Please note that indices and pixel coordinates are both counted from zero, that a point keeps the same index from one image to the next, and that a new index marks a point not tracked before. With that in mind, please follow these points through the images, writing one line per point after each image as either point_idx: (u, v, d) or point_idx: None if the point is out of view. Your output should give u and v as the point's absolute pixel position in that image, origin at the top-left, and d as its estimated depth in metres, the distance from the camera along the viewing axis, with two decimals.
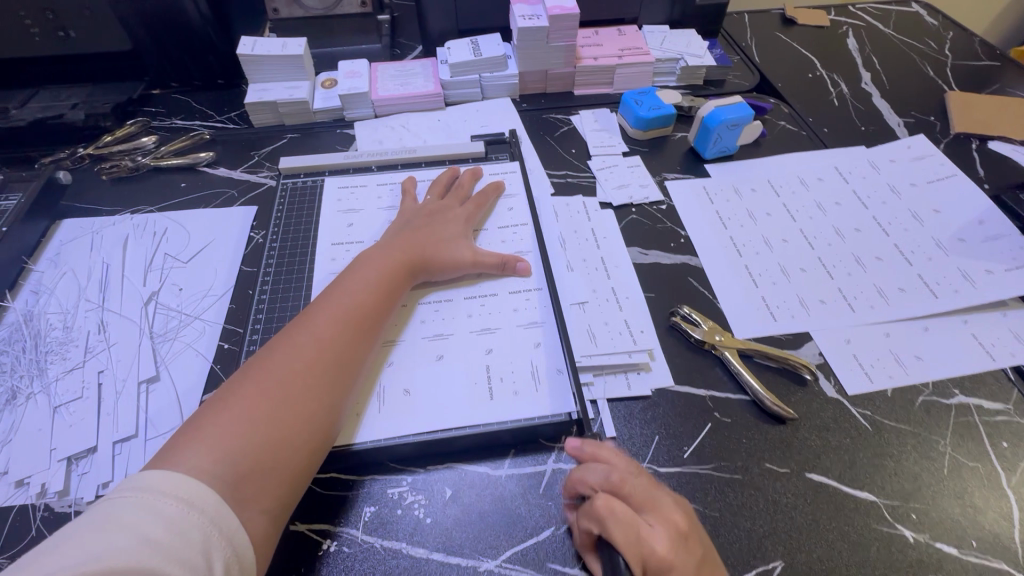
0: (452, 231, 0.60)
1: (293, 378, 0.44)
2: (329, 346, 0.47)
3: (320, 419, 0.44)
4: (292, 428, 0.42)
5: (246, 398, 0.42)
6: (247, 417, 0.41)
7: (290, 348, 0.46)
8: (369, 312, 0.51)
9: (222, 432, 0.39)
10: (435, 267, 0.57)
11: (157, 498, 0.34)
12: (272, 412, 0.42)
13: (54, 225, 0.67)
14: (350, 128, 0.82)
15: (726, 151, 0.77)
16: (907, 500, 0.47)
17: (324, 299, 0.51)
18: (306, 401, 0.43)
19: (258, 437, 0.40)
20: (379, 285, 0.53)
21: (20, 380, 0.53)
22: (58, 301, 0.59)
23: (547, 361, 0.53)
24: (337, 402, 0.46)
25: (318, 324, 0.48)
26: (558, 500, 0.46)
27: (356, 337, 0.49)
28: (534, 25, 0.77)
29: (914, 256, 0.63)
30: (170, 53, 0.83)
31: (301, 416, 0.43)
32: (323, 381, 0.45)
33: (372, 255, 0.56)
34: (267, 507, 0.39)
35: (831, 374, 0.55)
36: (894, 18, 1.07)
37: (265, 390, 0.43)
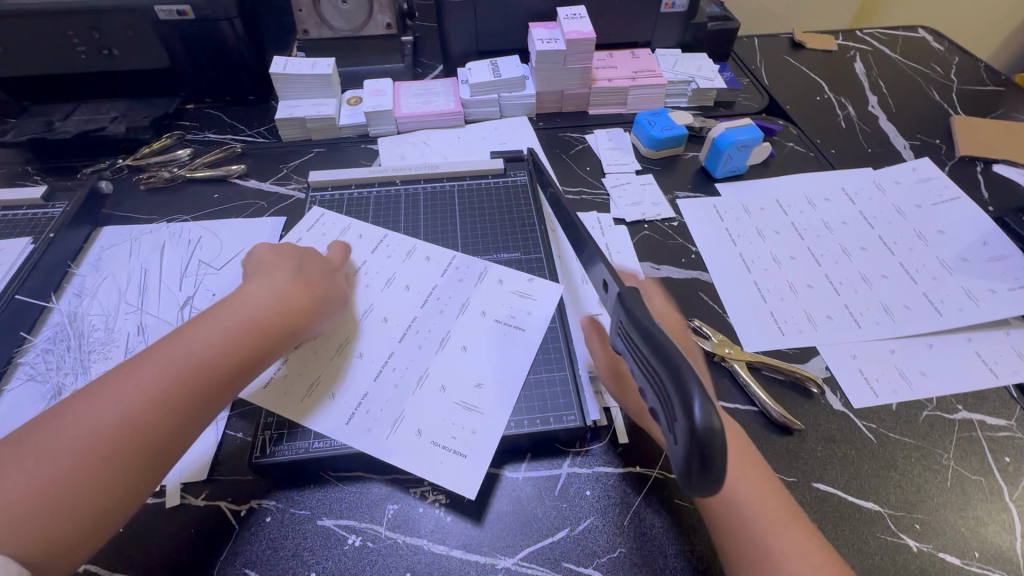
0: (305, 279, 0.55)
1: (122, 431, 0.38)
2: (178, 393, 0.41)
3: (154, 466, 0.39)
4: (104, 487, 0.36)
5: (69, 437, 0.36)
6: (49, 471, 0.35)
7: (130, 385, 0.40)
8: (242, 362, 0.45)
9: (28, 479, 0.34)
10: (310, 326, 0.53)
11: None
12: (80, 468, 0.35)
13: (95, 232, 0.70)
14: (374, 144, 0.85)
15: (736, 171, 0.79)
16: (912, 510, 0.48)
17: (187, 333, 0.45)
18: (150, 445, 0.39)
19: (57, 493, 0.34)
20: (260, 329, 0.47)
21: (65, 377, 0.56)
22: (99, 304, 0.62)
23: (545, 367, 0.56)
24: (169, 462, 0.40)
25: (177, 364, 0.42)
26: (573, 502, 0.48)
27: (209, 393, 0.43)
28: (552, 49, 0.81)
29: (919, 275, 0.65)
30: (205, 70, 0.87)
31: (119, 477, 0.37)
32: (158, 436, 0.39)
33: (249, 294, 0.50)
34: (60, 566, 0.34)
35: (838, 388, 0.56)
36: (901, 43, 1.10)
37: (76, 436, 0.36)
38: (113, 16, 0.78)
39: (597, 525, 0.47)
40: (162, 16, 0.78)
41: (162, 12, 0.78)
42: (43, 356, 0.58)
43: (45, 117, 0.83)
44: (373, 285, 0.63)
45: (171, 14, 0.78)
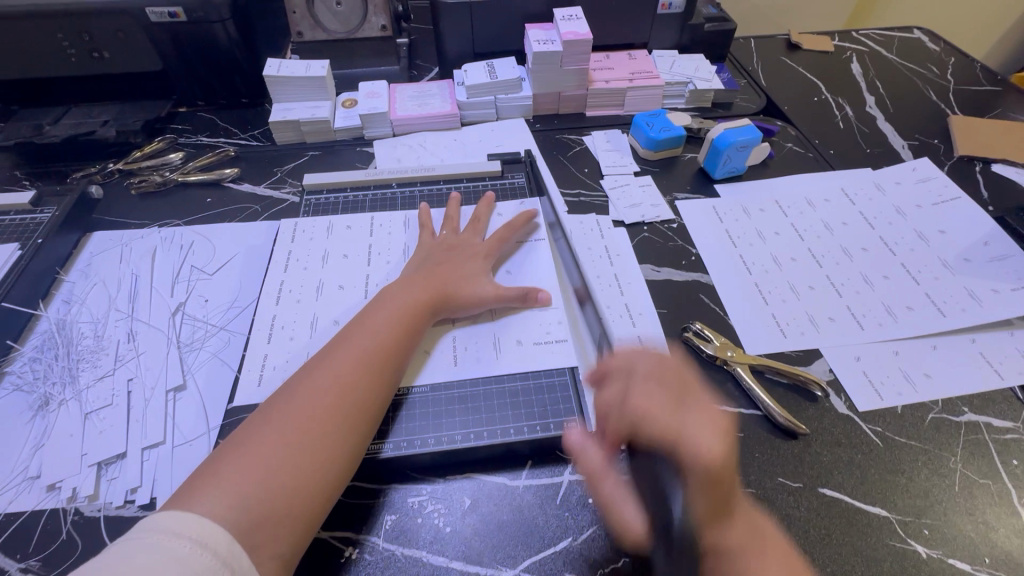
0: (469, 264, 0.62)
1: (312, 425, 0.44)
2: (349, 387, 0.47)
3: (334, 469, 0.43)
4: (308, 476, 0.42)
5: (260, 445, 0.43)
6: (265, 464, 0.41)
7: (309, 388, 0.47)
8: (391, 347, 0.51)
9: (235, 480, 0.40)
10: (461, 301, 0.58)
11: (172, 539, 0.36)
12: (289, 461, 0.42)
13: (85, 237, 0.69)
14: (370, 147, 0.84)
15: (734, 172, 0.79)
16: (920, 515, 0.47)
17: (341, 340, 0.52)
18: (319, 449, 0.43)
19: (275, 483, 0.41)
20: (399, 318, 0.54)
21: (52, 387, 0.54)
22: (88, 311, 0.61)
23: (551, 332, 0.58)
24: (357, 447, 0.45)
25: (336, 365, 0.49)
26: (575, 511, 0.47)
27: (377, 376, 0.49)
28: (549, 50, 0.80)
29: (921, 276, 0.65)
30: (197, 73, 0.86)
31: (320, 463, 0.43)
32: (342, 425, 0.45)
33: (399, 290, 0.57)
34: (278, 552, 0.39)
35: (841, 391, 0.56)
36: (897, 44, 1.10)
37: (287, 434, 0.43)
38: (102, 18, 0.76)
39: (599, 534, 0.46)
40: (153, 18, 0.77)
41: (154, 14, 0.77)
42: (29, 366, 0.56)
43: (33, 121, 0.82)
44: (391, 262, 0.66)
45: (163, 16, 0.77)
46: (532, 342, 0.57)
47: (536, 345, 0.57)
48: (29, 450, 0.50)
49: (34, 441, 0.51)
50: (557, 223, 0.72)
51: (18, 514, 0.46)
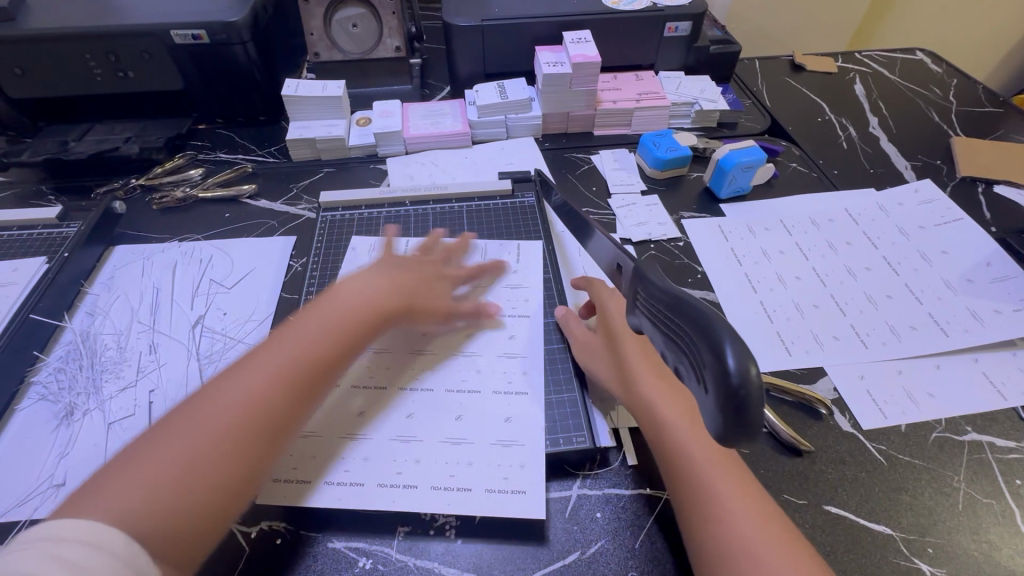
0: (447, 288, 0.63)
1: (224, 432, 0.44)
2: (272, 392, 0.47)
3: (245, 478, 0.43)
4: (213, 485, 0.42)
5: (167, 449, 0.42)
6: (168, 470, 0.41)
7: (230, 393, 0.46)
8: (322, 354, 0.51)
9: (134, 485, 0.40)
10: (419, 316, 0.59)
11: (64, 546, 0.34)
12: (196, 469, 0.42)
13: (108, 250, 0.71)
14: (383, 164, 0.87)
15: (740, 191, 0.80)
16: (923, 534, 0.48)
17: (273, 345, 0.51)
18: (231, 459, 0.43)
19: (171, 490, 0.40)
20: (337, 325, 0.53)
21: (76, 397, 0.56)
22: (111, 323, 0.63)
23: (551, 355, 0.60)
24: (265, 455, 0.45)
25: (262, 370, 0.48)
26: (584, 525, 0.48)
27: (302, 383, 0.49)
28: (558, 72, 0.82)
29: (924, 296, 0.66)
30: (218, 92, 0.89)
31: (221, 470, 0.42)
32: (258, 435, 0.45)
33: (348, 292, 0.57)
34: (171, 559, 0.39)
35: (846, 409, 0.57)
36: (899, 66, 1.12)
37: (199, 440, 0.43)
38: (129, 40, 0.79)
39: (607, 548, 0.47)
40: (177, 40, 0.80)
41: (178, 37, 0.80)
42: (54, 376, 0.58)
43: (60, 138, 0.84)
44: None
45: (187, 38, 0.80)
46: (536, 356, 0.60)
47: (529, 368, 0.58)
48: (54, 458, 0.52)
49: (59, 450, 0.52)
50: (564, 241, 0.74)
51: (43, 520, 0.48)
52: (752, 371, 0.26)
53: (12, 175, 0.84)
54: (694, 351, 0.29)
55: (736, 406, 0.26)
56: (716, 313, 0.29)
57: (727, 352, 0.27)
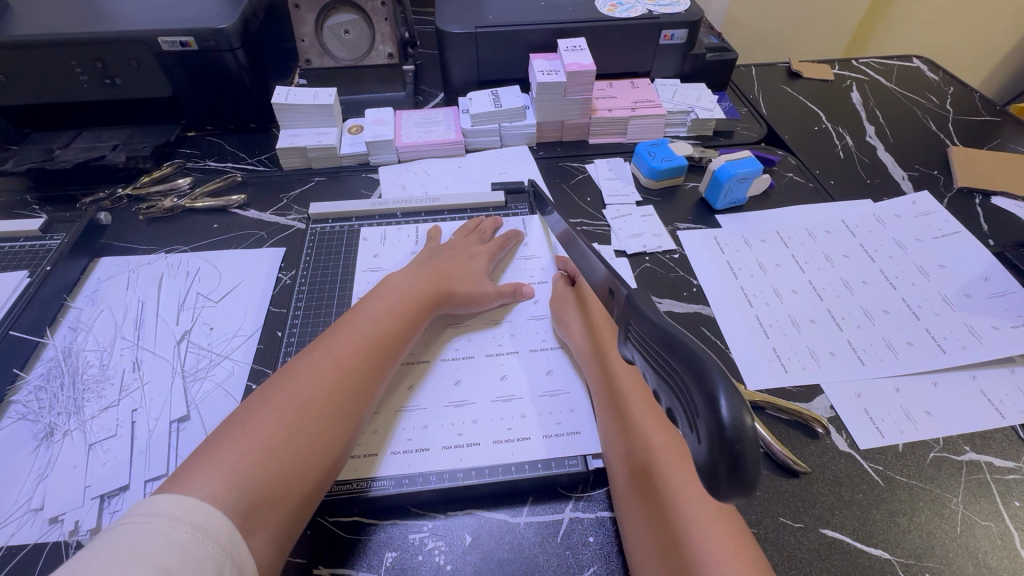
0: (474, 267, 0.65)
1: (311, 408, 0.46)
2: (346, 373, 0.49)
3: (332, 452, 0.46)
4: (309, 457, 0.44)
5: (261, 424, 0.44)
6: (262, 446, 0.42)
7: (307, 373, 0.48)
8: (387, 336, 0.54)
9: (234, 460, 0.41)
10: (461, 300, 0.62)
11: (171, 525, 0.35)
12: (289, 443, 0.43)
13: (93, 263, 0.70)
14: (375, 173, 0.86)
15: (736, 202, 0.80)
16: (921, 559, 0.47)
17: (335, 331, 0.54)
18: (319, 430, 0.45)
19: (275, 462, 0.42)
20: (396, 311, 0.56)
21: (57, 417, 0.55)
22: (95, 338, 0.62)
23: (542, 363, 0.60)
24: (349, 431, 0.47)
25: (338, 352, 0.51)
26: (576, 550, 0.47)
27: (374, 365, 0.52)
28: (552, 81, 0.81)
29: (921, 311, 0.65)
30: (207, 99, 0.88)
31: (317, 445, 0.45)
32: (341, 410, 0.47)
33: (399, 282, 0.60)
34: (271, 536, 0.40)
35: (843, 428, 0.56)
36: (896, 73, 1.11)
37: (286, 417, 0.44)
38: (115, 46, 0.78)
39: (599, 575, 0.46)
40: (165, 47, 0.79)
41: (166, 44, 0.79)
42: (35, 395, 0.56)
43: (45, 146, 0.83)
44: None
45: (175, 45, 0.79)
46: (529, 350, 0.61)
47: (533, 353, 0.61)
48: (33, 481, 0.50)
49: (37, 472, 0.51)
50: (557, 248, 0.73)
51: (20, 548, 0.46)
52: (747, 421, 0.25)
53: None
54: (686, 400, 0.28)
55: (725, 462, 0.25)
56: (711, 355, 0.28)
57: (719, 401, 0.26)
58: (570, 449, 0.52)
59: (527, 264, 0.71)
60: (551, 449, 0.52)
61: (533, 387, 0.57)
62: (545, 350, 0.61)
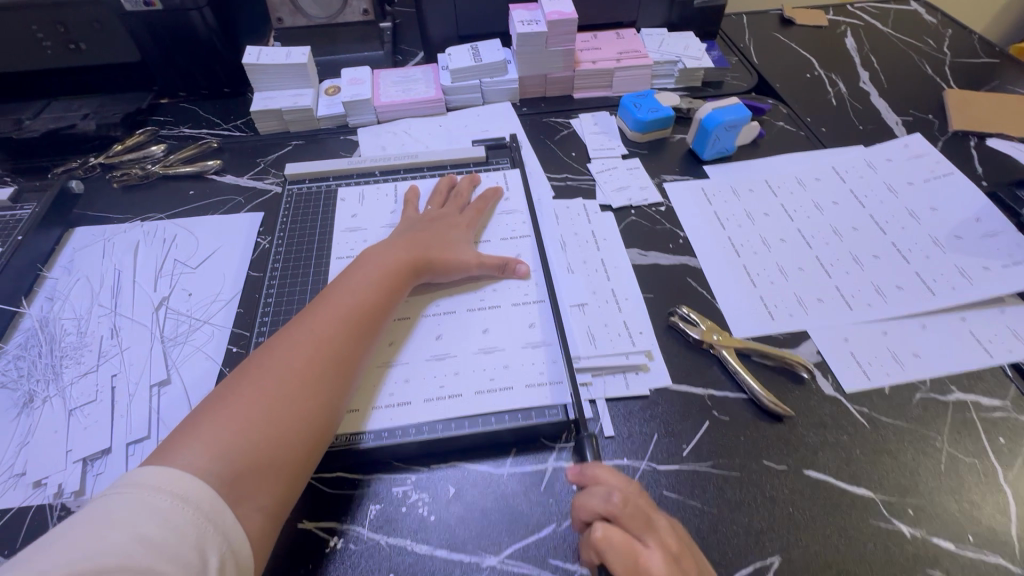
0: (454, 237, 0.63)
1: (292, 379, 0.45)
2: (327, 341, 0.48)
3: (319, 420, 0.45)
4: (294, 426, 0.43)
5: (243, 397, 0.43)
6: (245, 416, 0.42)
7: (287, 344, 0.48)
8: (369, 303, 0.53)
9: (217, 432, 0.40)
10: (441, 269, 0.60)
11: (152, 493, 0.35)
12: (273, 414, 0.43)
13: (67, 233, 0.69)
14: (354, 135, 0.83)
15: (724, 152, 0.77)
16: (904, 496, 0.47)
17: (314, 304, 0.53)
18: (303, 399, 0.44)
19: (259, 433, 0.41)
20: (376, 280, 0.55)
21: (36, 384, 0.54)
22: (72, 306, 0.61)
23: (524, 316, 0.58)
24: (336, 399, 0.47)
25: (318, 322, 0.50)
26: (559, 497, 0.47)
27: (357, 333, 0.50)
28: (533, 31, 0.78)
29: (911, 254, 0.64)
30: (178, 63, 0.85)
31: (303, 413, 0.44)
32: (326, 379, 0.47)
33: (378, 253, 0.58)
34: (263, 505, 0.40)
35: (828, 371, 0.55)
36: (893, 17, 1.07)
37: (269, 385, 0.44)
38: (76, 7, 0.75)
39: None
40: (128, 7, 0.75)
41: (129, 3, 0.75)
42: (14, 363, 0.56)
43: (13, 116, 0.80)
44: None
45: (138, 5, 0.75)
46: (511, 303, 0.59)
47: (514, 305, 0.59)
48: (15, 447, 0.50)
49: (19, 438, 0.51)
50: (539, 203, 0.71)
51: (5, 511, 0.47)
52: None
53: None
54: None
55: None
56: None
57: None
58: (551, 399, 0.52)
59: (509, 218, 0.69)
60: (533, 401, 0.52)
61: (515, 339, 0.56)
62: (528, 302, 0.59)
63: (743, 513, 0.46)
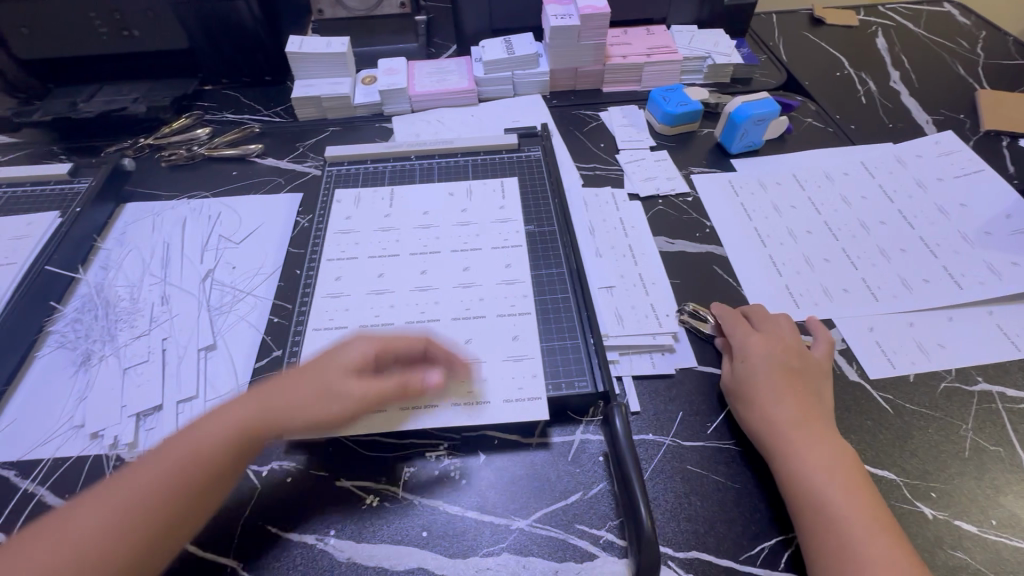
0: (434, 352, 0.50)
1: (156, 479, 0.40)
2: (203, 459, 0.41)
3: (170, 550, 0.39)
4: (139, 556, 0.38)
5: (102, 507, 0.38)
6: (89, 534, 0.37)
7: (160, 456, 0.41)
8: (273, 417, 0.44)
9: (57, 546, 0.36)
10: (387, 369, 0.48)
11: None
12: (116, 541, 0.37)
13: (119, 208, 0.72)
14: (389, 122, 0.86)
15: (752, 146, 0.78)
16: (927, 479, 0.48)
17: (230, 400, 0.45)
18: (162, 532, 0.39)
19: (96, 559, 0.37)
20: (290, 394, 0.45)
21: (93, 344, 0.58)
22: (124, 275, 0.64)
23: (552, 292, 0.59)
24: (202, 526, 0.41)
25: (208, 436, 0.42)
26: (586, 467, 0.49)
27: (249, 442, 0.43)
28: (566, 25, 0.80)
29: (939, 249, 0.64)
30: (223, 51, 0.89)
31: (155, 543, 0.39)
32: (193, 500, 0.40)
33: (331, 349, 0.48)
34: None
35: (853, 359, 0.56)
36: (925, 18, 1.07)
37: (119, 511, 0.38)
38: None
39: (606, 491, 0.47)
40: None
41: None
42: (72, 325, 0.60)
43: (69, 98, 0.85)
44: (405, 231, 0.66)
45: None
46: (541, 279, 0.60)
47: (542, 282, 0.60)
48: (74, 401, 0.54)
49: (78, 392, 0.54)
50: (569, 191, 0.73)
51: (66, 458, 0.50)
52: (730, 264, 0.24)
53: (24, 136, 0.85)
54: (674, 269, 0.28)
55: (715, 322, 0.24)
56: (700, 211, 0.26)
57: None
58: (578, 372, 0.53)
59: (539, 199, 0.69)
60: (561, 374, 0.53)
61: (543, 314, 0.57)
62: (557, 278, 0.60)
63: (766, 489, 0.47)
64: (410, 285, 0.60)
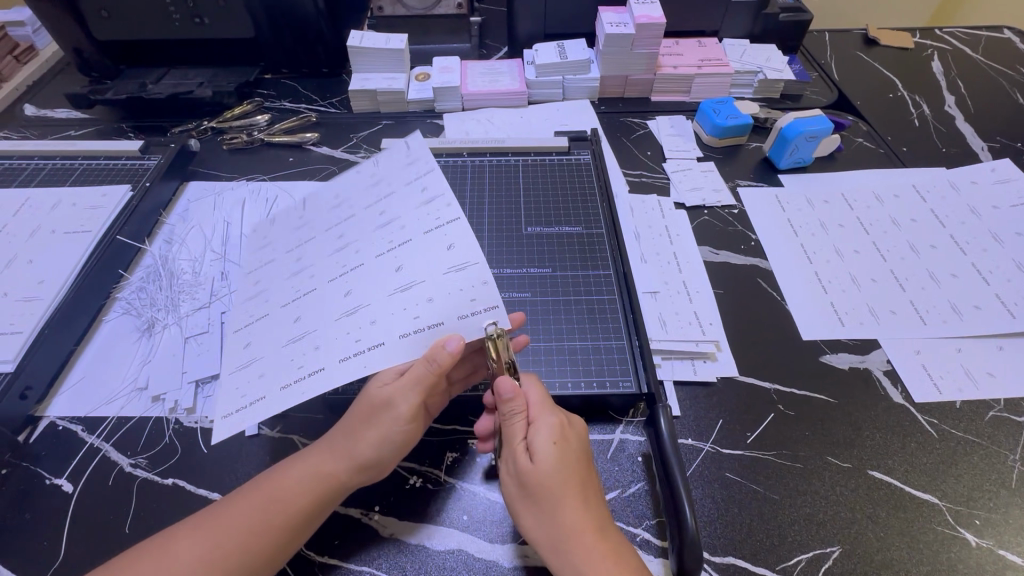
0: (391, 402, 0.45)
1: None
2: (258, 536, 0.41)
3: None
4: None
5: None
6: None
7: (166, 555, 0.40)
8: (334, 480, 0.44)
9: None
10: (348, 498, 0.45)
11: None
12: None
13: (183, 186, 0.76)
14: (440, 120, 0.88)
15: (800, 162, 0.78)
16: (971, 506, 0.48)
17: (284, 466, 0.45)
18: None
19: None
20: (359, 455, 0.45)
21: (157, 312, 0.61)
22: (187, 250, 0.68)
23: (599, 295, 0.60)
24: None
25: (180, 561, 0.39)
26: (626, 465, 0.50)
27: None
28: (621, 33, 0.81)
29: (992, 276, 0.64)
30: (285, 42, 0.92)
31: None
32: None
33: (290, 480, 0.44)
34: None
35: (898, 380, 0.56)
36: (983, 44, 1.05)
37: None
38: None
39: (645, 491, 0.48)
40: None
41: None
42: (137, 293, 0.63)
43: (139, 80, 0.89)
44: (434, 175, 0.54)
45: None
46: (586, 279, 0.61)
47: (587, 282, 0.61)
48: (138, 365, 0.57)
49: (141, 357, 0.57)
50: (617, 196, 0.74)
51: (129, 418, 0.53)
52: None
53: (95, 113, 0.89)
54: None
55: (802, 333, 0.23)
56: None
57: None
58: (622, 372, 0.53)
59: (587, 201, 0.70)
60: (604, 373, 0.53)
61: (589, 314, 0.58)
62: (603, 279, 0.61)
63: (804, 503, 0.48)
64: (421, 233, 0.49)
